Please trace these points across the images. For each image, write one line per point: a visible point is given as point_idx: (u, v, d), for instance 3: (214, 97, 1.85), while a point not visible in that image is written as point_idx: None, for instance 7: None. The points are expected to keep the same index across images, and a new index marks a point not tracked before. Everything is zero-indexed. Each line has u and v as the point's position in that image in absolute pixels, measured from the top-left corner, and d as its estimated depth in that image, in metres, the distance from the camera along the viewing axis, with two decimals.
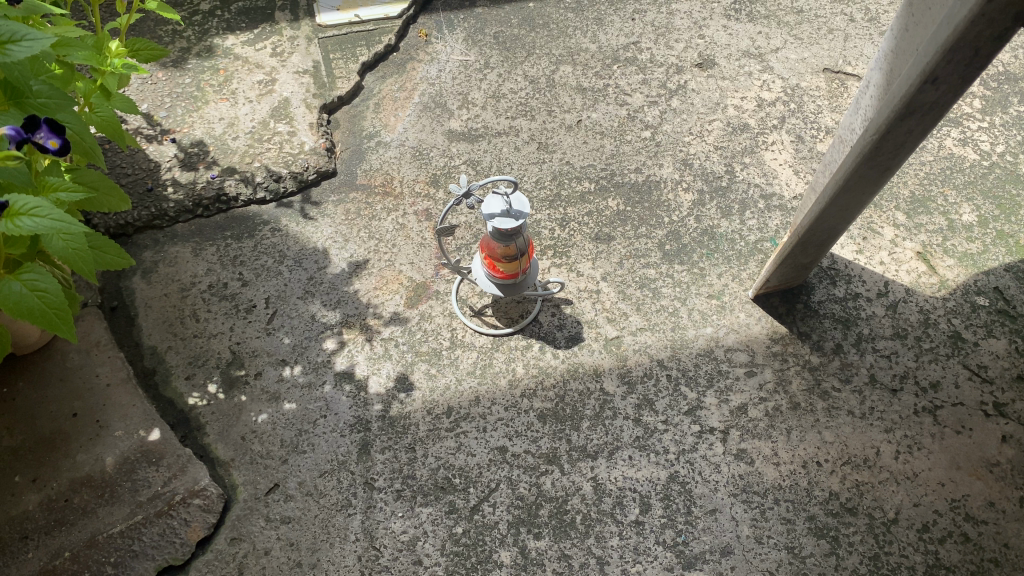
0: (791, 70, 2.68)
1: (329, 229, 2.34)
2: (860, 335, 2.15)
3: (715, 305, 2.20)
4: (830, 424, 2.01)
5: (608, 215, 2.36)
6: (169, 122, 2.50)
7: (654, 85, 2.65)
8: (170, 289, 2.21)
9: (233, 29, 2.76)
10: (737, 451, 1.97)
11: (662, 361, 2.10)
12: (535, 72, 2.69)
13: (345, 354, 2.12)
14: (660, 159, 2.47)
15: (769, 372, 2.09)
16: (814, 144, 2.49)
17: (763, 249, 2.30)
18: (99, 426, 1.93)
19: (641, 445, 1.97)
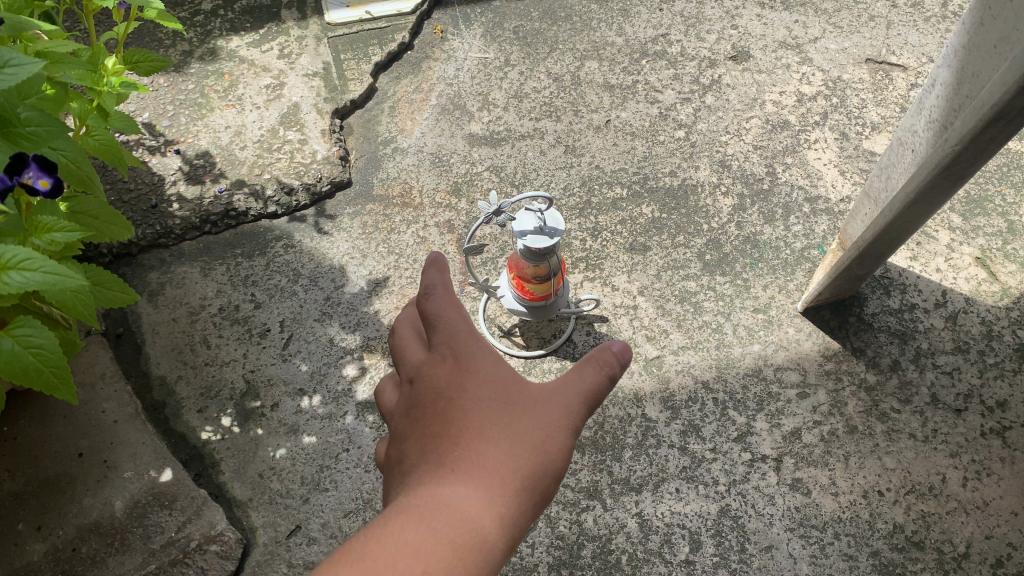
0: (832, 61, 2.50)
1: (346, 245, 2.19)
2: (919, 350, 2.00)
3: (762, 320, 2.06)
4: (890, 449, 1.88)
5: (643, 223, 2.21)
6: (172, 132, 2.34)
7: (686, 80, 2.48)
8: (179, 313, 2.08)
9: (237, 30, 2.60)
10: (792, 481, 1.84)
11: (708, 383, 1.96)
12: (559, 69, 2.52)
13: (366, 380, 1.98)
14: (696, 161, 2.31)
15: (822, 393, 1.95)
16: (860, 141, 2.33)
17: (810, 257, 2.14)
18: (107, 467, 1.80)
19: (688, 476, 1.84)
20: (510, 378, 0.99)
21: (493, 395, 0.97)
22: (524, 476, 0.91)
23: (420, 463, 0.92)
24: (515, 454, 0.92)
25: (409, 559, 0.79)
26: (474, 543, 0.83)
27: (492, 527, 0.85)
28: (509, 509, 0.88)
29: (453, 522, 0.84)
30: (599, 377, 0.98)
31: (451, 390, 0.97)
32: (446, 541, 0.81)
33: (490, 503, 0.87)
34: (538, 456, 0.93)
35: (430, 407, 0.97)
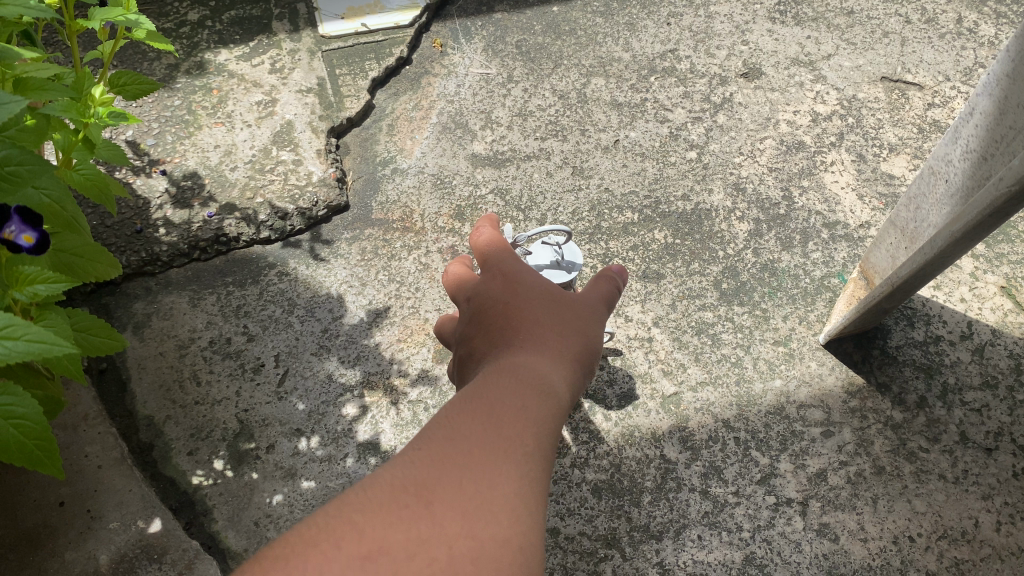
0: (846, 79, 2.43)
1: (344, 272, 2.08)
2: (946, 385, 1.92)
3: (782, 354, 1.97)
4: (920, 491, 1.78)
5: (656, 249, 2.11)
6: (158, 151, 2.21)
7: (696, 98, 2.40)
8: (167, 347, 1.95)
9: (226, 42, 2.47)
10: (819, 526, 1.74)
11: (728, 422, 1.87)
12: (565, 86, 2.42)
13: (367, 420, 1.87)
14: (710, 184, 2.23)
15: (848, 432, 1.86)
16: (877, 164, 2.25)
17: (830, 287, 2.06)
18: (91, 517, 1.65)
19: (711, 523, 1.74)
20: (553, 290, 1.17)
21: (542, 299, 1.14)
22: (577, 353, 1.07)
23: (492, 348, 1.06)
24: (565, 341, 1.08)
25: (498, 405, 0.89)
26: (551, 387, 0.95)
27: (564, 384, 0.98)
28: (571, 376, 1.02)
29: (536, 375, 0.96)
30: (608, 297, 1.25)
31: (508, 294, 1.14)
32: (529, 390, 0.92)
33: (556, 365, 1.00)
34: (583, 340, 1.11)
35: (492, 308, 1.12)
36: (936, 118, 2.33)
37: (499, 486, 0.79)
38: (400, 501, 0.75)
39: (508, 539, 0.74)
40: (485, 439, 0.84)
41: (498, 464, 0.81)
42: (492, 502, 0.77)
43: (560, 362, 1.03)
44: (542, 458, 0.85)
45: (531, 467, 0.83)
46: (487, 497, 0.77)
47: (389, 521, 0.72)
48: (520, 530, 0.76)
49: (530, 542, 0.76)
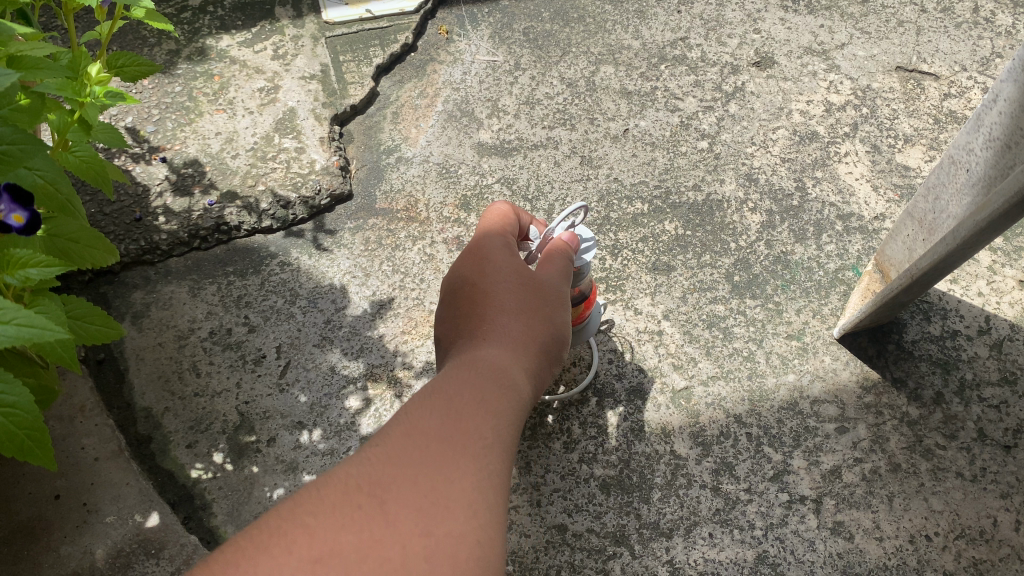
0: (860, 68, 2.38)
1: (347, 262, 2.04)
2: (963, 381, 1.87)
3: (796, 348, 1.92)
4: (937, 489, 1.73)
5: (666, 240, 2.07)
6: (157, 138, 2.17)
7: (707, 87, 2.35)
8: (166, 338, 1.91)
9: (228, 28, 2.43)
10: (834, 524, 1.70)
11: (741, 417, 1.82)
12: (573, 74, 2.37)
13: (371, 413, 1.83)
14: (721, 174, 2.18)
15: (863, 428, 1.81)
16: (892, 155, 2.21)
17: (844, 279, 2.01)
18: (87, 511, 1.61)
19: (722, 520, 1.70)
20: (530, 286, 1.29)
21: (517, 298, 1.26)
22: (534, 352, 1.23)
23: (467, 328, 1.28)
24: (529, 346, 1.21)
25: (464, 398, 1.05)
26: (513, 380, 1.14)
27: (517, 377, 1.14)
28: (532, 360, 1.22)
29: (493, 368, 1.12)
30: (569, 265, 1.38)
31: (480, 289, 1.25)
32: (490, 388, 1.08)
33: (513, 361, 1.17)
34: (534, 340, 1.25)
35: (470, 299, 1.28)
36: (953, 109, 2.28)
37: (456, 488, 0.91)
38: (355, 502, 0.86)
39: (462, 535, 0.87)
40: (440, 452, 0.95)
41: (450, 474, 0.93)
42: (445, 501, 0.89)
43: (514, 355, 1.19)
44: (494, 461, 0.98)
45: (485, 467, 0.96)
46: (443, 496, 0.89)
47: (343, 523, 0.83)
48: (474, 527, 0.88)
49: (482, 538, 0.88)
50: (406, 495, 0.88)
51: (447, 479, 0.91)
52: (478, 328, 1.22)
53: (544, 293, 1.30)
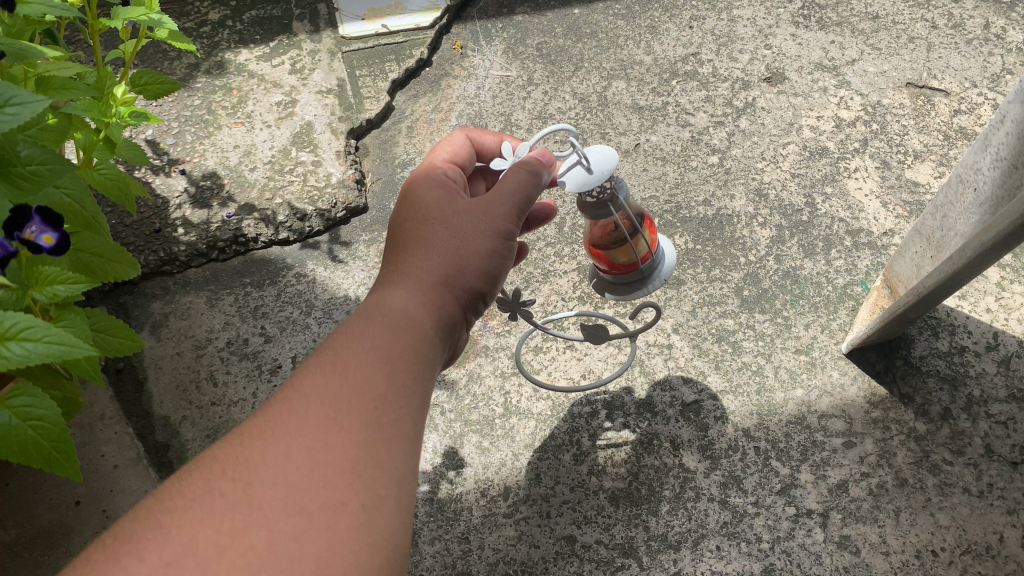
0: (870, 85, 2.40)
1: (362, 274, 2.06)
2: (971, 397, 1.89)
3: (804, 362, 1.94)
4: (944, 504, 1.75)
5: (676, 255, 2.10)
6: (177, 151, 2.22)
7: (718, 103, 2.38)
8: (184, 347, 1.94)
9: (247, 42, 2.47)
10: (840, 538, 1.72)
11: (749, 431, 1.84)
12: (585, 89, 2.40)
13: None
14: (731, 189, 2.20)
15: (870, 442, 1.83)
16: (902, 171, 2.22)
17: (853, 295, 2.03)
18: (106, 517, 1.65)
19: (729, 533, 1.72)
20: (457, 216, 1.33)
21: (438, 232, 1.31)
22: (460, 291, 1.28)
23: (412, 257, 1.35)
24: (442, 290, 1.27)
25: (360, 361, 1.15)
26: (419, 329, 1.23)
27: (416, 344, 1.21)
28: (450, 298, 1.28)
29: (397, 322, 1.20)
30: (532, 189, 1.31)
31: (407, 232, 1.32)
32: (388, 347, 1.18)
33: (422, 305, 1.25)
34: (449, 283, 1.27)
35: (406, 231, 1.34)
36: (963, 125, 2.30)
37: (324, 467, 1.03)
38: (225, 485, 1.01)
39: (320, 515, 1.00)
40: (318, 430, 1.06)
41: (325, 455, 1.04)
42: (310, 482, 1.02)
43: (426, 301, 1.25)
44: (367, 432, 1.08)
45: (359, 444, 1.07)
46: (309, 477, 1.02)
47: (206, 508, 0.98)
48: (334, 507, 1.01)
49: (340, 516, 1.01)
50: (277, 487, 1.00)
51: (322, 467, 1.02)
52: (395, 275, 1.28)
53: (470, 226, 1.30)
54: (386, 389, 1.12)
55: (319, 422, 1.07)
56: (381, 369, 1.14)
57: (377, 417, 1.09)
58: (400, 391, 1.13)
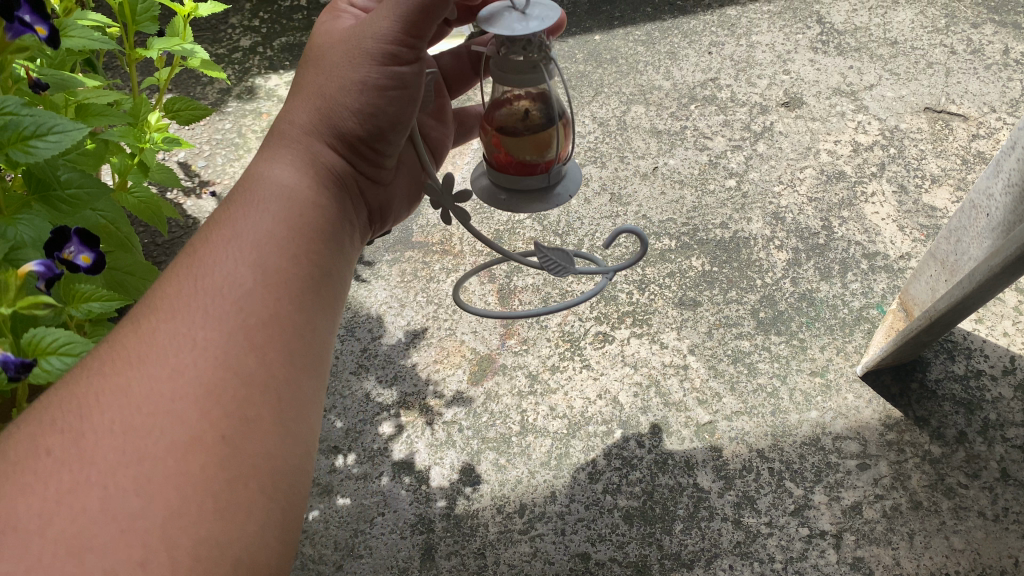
0: (888, 109, 2.43)
1: (384, 293, 2.16)
2: (987, 421, 1.89)
3: (819, 385, 1.96)
4: (959, 528, 1.75)
5: (693, 277, 2.13)
6: (208, 173, 2.29)
7: (737, 127, 2.41)
8: None
9: (276, 68, 2.55)
10: (854, 560, 1.72)
11: (763, 452, 1.86)
12: (605, 113, 2.45)
13: (403, 440, 1.91)
14: (749, 213, 2.23)
15: (884, 465, 1.84)
16: (919, 195, 2.24)
17: (869, 317, 2.04)
18: None
19: (743, 553, 1.73)
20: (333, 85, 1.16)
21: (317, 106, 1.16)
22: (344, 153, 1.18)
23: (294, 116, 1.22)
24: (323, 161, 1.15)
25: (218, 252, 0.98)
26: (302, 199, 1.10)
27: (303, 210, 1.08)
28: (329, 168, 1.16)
29: (280, 199, 1.07)
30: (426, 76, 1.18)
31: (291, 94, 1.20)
32: (259, 236, 1.01)
33: (295, 173, 1.12)
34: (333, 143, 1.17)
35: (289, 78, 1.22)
36: (982, 149, 2.31)
37: (173, 408, 0.83)
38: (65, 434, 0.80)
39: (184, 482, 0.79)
40: (166, 356, 0.86)
41: (183, 395, 0.84)
42: (158, 432, 0.81)
43: (312, 175, 1.14)
44: (230, 346, 0.90)
45: (221, 357, 0.89)
46: (156, 423, 0.81)
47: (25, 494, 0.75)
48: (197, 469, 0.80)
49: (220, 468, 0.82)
50: (122, 434, 0.80)
51: (178, 405, 0.83)
52: (279, 143, 1.16)
53: (342, 99, 1.13)
54: (267, 276, 0.98)
55: (173, 345, 0.88)
56: (264, 261, 0.98)
57: (259, 315, 0.94)
58: (284, 276, 0.99)
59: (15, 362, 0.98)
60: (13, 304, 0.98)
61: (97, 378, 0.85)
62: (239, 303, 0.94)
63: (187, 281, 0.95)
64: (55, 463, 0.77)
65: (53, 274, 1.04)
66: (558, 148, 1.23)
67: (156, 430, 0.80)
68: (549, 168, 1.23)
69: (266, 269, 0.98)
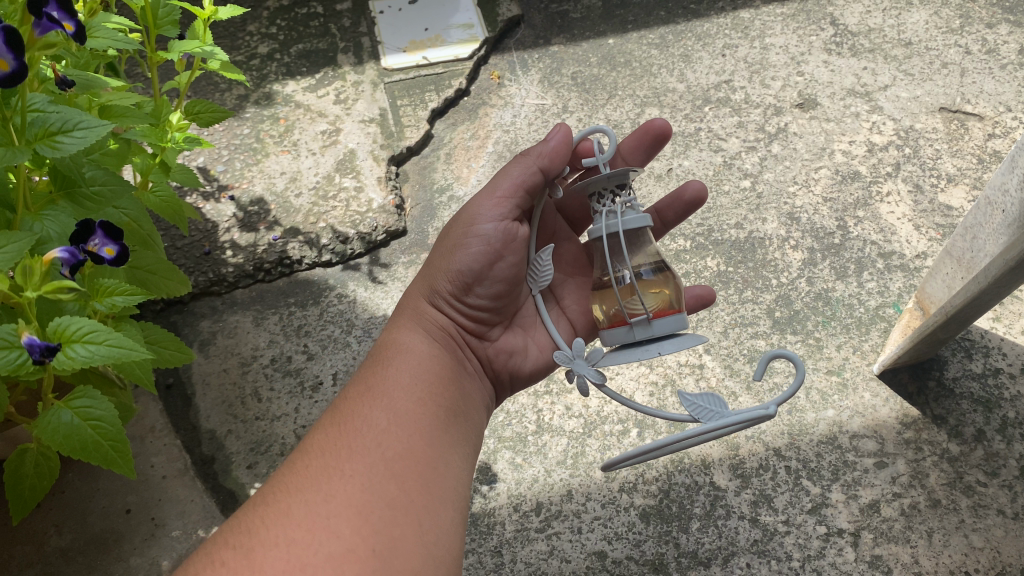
0: (903, 110, 2.43)
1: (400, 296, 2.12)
2: (1005, 419, 1.88)
3: (836, 383, 1.95)
4: (978, 526, 1.74)
5: (708, 277, 2.13)
6: (226, 177, 2.32)
7: (751, 128, 2.42)
8: (230, 364, 2.01)
9: (293, 74, 2.58)
10: (871, 558, 1.72)
11: (780, 451, 1.86)
12: (619, 116, 2.47)
13: None
14: (763, 213, 2.24)
15: (902, 463, 1.83)
16: (935, 195, 2.23)
17: (885, 317, 2.04)
18: (155, 525, 1.73)
19: (760, 551, 1.73)
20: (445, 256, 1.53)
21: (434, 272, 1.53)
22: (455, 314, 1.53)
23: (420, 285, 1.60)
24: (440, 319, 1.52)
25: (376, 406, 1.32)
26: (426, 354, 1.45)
27: (425, 353, 1.45)
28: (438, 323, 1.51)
29: (415, 355, 1.44)
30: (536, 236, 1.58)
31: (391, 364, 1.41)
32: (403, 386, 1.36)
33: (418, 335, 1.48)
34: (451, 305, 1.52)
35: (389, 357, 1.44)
36: (997, 149, 2.31)
37: (346, 520, 1.14)
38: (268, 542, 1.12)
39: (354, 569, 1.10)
40: (336, 486, 1.19)
41: (349, 514, 1.15)
42: (334, 536, 1.12)
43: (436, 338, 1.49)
44: (383, 472, 1.22)
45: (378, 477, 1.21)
46: (331, 529, 1.13)
47: None
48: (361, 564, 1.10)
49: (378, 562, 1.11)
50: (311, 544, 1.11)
51: (346, 517, 1.15)
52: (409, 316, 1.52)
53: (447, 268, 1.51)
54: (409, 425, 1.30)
55: (335, 482, 1.20)
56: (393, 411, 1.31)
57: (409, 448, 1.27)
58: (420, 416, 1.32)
59: (40, 346, 1.04)
60: (37, 287, 1.05)
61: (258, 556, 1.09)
62: (382, 442, 1.26)
63: (342, 431, 1.28)
64: (266, 554, 1.09)
65: (76, 261, 1.10)
66: (645, 302, 1.33)
67: (317, 544, 1.11)
68: (638, 322, 1.32)
69: (400, 415, 1.31)
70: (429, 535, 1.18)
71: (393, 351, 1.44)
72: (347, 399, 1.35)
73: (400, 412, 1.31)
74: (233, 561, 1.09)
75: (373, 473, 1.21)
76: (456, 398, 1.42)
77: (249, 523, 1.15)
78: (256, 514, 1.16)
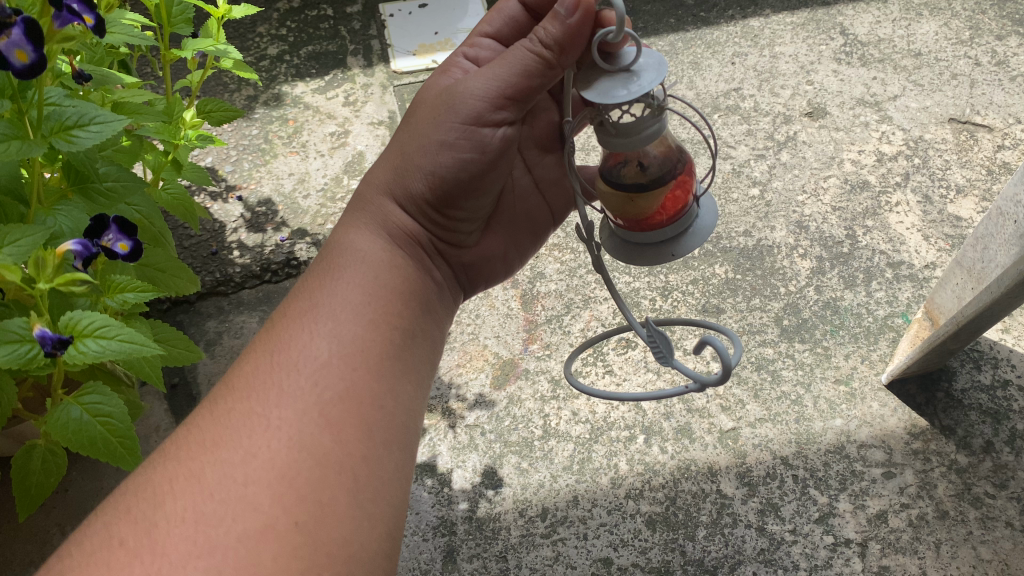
0: (912, 120, 2.43)
1: None
2: (1015, 431, 1.87)
3: (844, 393, 1.95)
4: (985, 538, 1.73)
5: (716, 284, 2.13)
6: (234, 178, 2.32)
7: (760, 136, 2.41)
8: (236, 364, 2.00)
9: (303, 76, 2.58)
10: (878, 569, 1.71)
11: (787, 459, 1.85)
12: None
13: (424, 442, 1.92)
14: (772, 221, 2.23)
15: (910, 474, 1.82)
16: (944, 205, 2.23)
17: (894, 326, 2.04)
18: None
19: (766, 560, 1.73)
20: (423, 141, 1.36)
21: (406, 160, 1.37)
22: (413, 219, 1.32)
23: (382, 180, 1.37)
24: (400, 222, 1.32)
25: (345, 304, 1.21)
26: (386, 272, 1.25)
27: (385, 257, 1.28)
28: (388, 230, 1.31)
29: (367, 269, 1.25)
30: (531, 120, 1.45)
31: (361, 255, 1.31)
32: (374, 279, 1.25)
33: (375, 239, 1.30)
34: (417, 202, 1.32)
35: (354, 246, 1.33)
36: (1007, 160, 2.30)
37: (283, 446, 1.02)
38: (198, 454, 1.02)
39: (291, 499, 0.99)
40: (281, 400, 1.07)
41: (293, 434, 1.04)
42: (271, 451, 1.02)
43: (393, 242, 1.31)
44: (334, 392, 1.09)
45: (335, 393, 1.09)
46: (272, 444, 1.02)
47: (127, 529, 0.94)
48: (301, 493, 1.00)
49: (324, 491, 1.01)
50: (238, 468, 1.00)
51: (279, 448, 1.02)
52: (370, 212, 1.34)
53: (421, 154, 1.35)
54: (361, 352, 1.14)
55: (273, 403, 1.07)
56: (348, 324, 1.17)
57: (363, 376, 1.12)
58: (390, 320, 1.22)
59: (53, 339, 1.04)
60: (50, 279, 1.06)
61: (175, 466, 1.01)
62: (320, 380, 1.09)
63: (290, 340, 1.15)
64: (182, 494, 0.97)
65: (89, 255, 1.10)
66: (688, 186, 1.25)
67: (253, 465, 1.00)
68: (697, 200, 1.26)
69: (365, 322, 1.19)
70: (374, 479, 1.05)
71: (343, 257, 1.27)
72: (289, 315, 1.19)
73: (346, 341, 1.14)
74: (142, 499, 0.98)
75: (313, 401, 1.07)
76: (421, 310, 1.30)
77: (176, 448, 1.04)
78: (184, 435, 1.06)
